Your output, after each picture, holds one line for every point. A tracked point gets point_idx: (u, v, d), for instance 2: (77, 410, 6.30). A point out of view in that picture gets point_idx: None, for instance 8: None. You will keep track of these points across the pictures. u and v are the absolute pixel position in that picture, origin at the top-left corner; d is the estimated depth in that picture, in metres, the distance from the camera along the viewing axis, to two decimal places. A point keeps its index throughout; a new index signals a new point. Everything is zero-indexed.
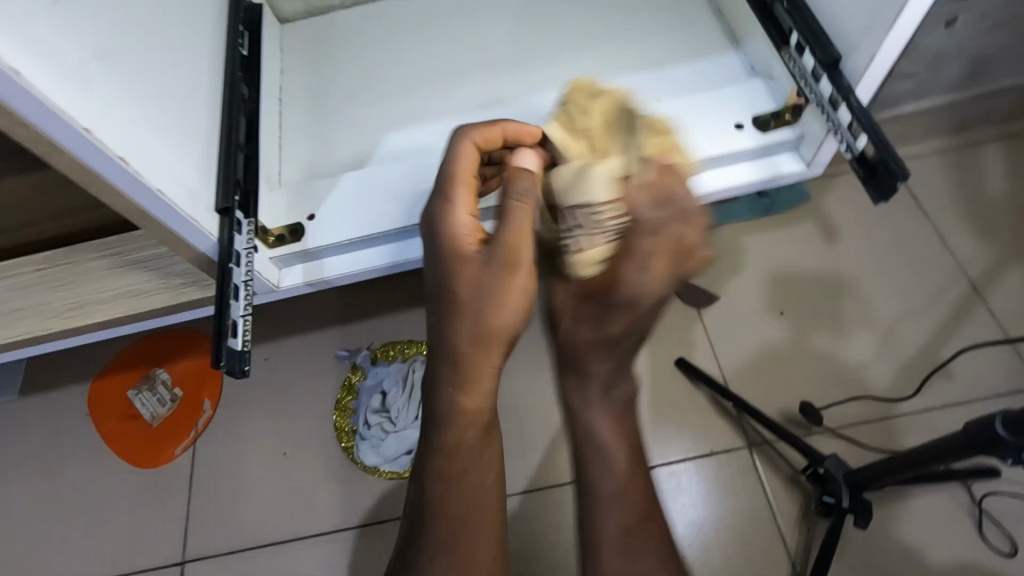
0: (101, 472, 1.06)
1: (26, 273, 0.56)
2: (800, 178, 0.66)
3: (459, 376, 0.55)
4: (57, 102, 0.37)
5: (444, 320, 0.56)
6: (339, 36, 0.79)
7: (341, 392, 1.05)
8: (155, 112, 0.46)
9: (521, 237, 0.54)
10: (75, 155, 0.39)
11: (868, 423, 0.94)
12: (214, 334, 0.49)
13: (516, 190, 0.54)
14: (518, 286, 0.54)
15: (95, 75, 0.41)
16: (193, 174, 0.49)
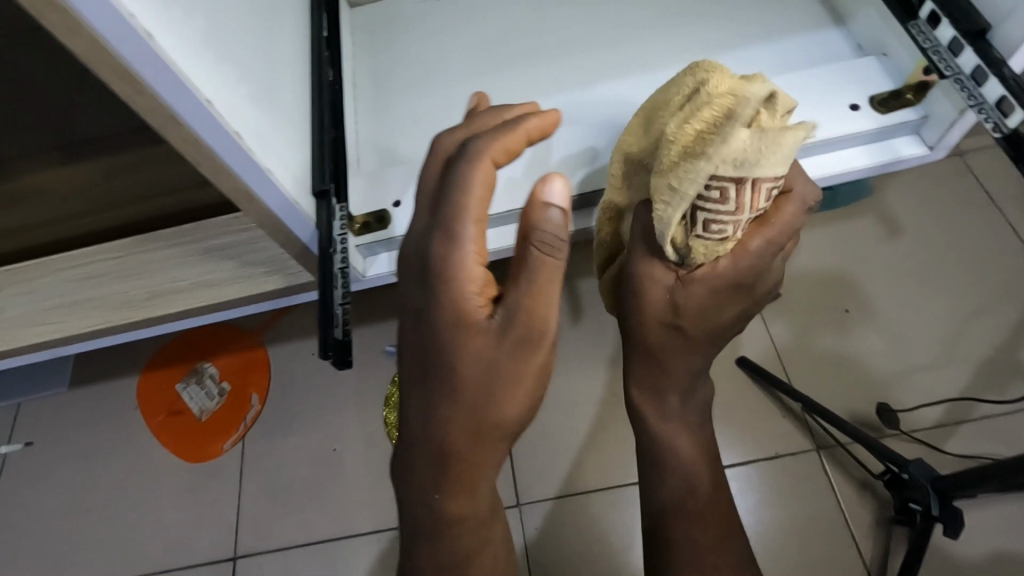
0: (151, 466, 1.05)
1: (105, 262, 0.55)
2: (921, 163, 0.61)
3: (447, 477, 0.47)
4: (183, 72, 0.34)
5: (438, 399, 0.44)
6: (401, 21, 0.77)
7: (390, 388, 1.03)
8: (258, 91, 0.43)
9: (543, 302, 0.43)
10: (200, 139, 0.37)
11: (944, 425, 0.89)
12: (323, 324, 0.47)
13: (541, 236, 0.42)
14: (536, 366, 0.45)
15: (212, 48, 0.38)
16: (292, 158, 0.47)
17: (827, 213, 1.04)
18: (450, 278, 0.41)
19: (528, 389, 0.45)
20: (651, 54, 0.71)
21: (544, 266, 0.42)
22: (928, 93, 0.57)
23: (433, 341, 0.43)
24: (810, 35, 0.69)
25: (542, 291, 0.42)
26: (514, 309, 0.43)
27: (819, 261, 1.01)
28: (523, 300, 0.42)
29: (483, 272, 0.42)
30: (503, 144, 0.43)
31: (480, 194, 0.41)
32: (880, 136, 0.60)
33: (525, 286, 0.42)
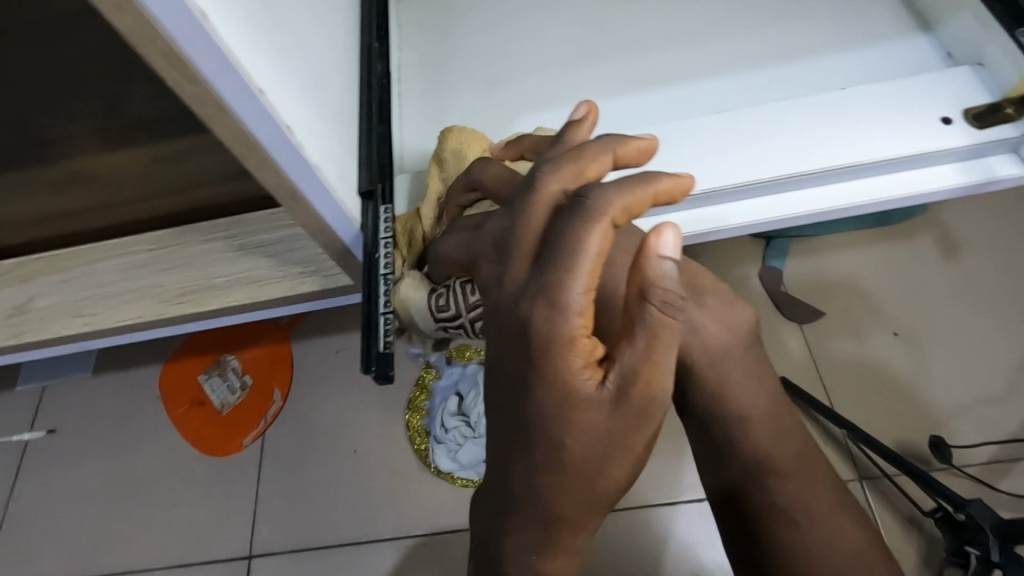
0: (170, 456, 1.04)
1: (139, 254, 0.54)
2: (1017, 185, 0.57)
3: (547, 539, 0.43)
4: (235, 54, 0.32)
5: (542, 466, 0.40)
6: (449, 19, 0.75)
7: (414, 391, 1.01)
8: (310, 83, 0.41)
9: (657, 371, 0.37)
10: (250, 128, 0.35)
11: (999, 462, 0.84)
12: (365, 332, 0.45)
13: (660, 295, 0.35)
14: (645, 440, 0.39)
15: (264, 33, 0.36)
16: (339, 156, 0.45)
17: (879, 230, 0.99)
18: (557, 350, 0.37)
19: (636, 459, 0.40)
20: (709, 62, 0.68)
21: (670, 337, 0.36)
22: None
23: (539, 414, 0.39)
24: (888, 44, 0.65)
25: (659, 358, 0.36)
26: (631, 377, 0.37)
27: (867, 281, 0.97)
28: (638, 366, 0.36)
29: (586, 341, 0.37)
30: (624, 203, 0.36)
31: (592, 259, 0.35)
32: (974, 154, 0.56)
33: (641, 350, 0.36)
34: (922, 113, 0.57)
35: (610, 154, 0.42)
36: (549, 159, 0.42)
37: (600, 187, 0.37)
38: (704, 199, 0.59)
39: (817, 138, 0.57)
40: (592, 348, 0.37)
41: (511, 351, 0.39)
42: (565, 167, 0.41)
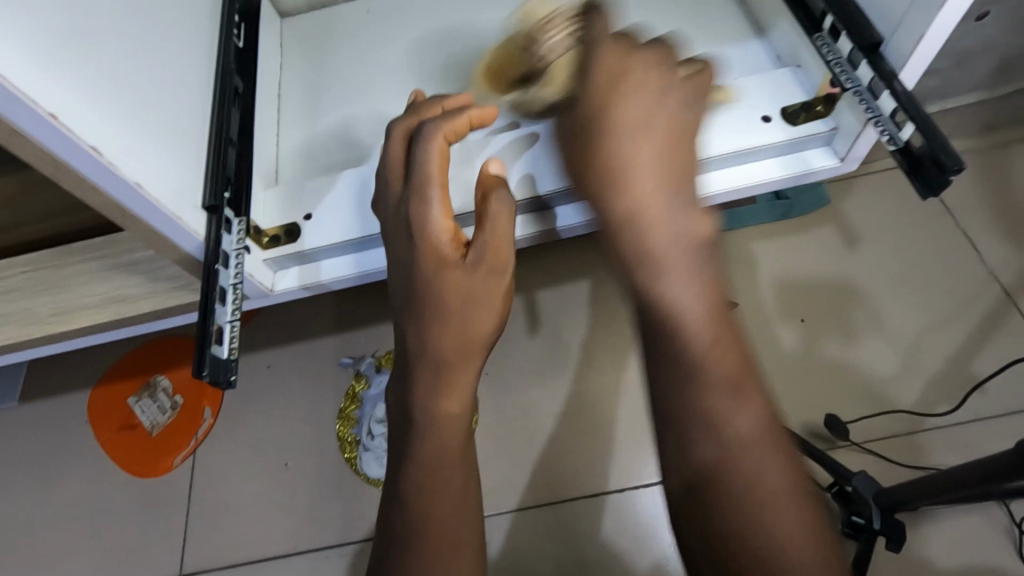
0: (99, 481, 1.03)
1: (12, 277, 0.54)
2: (835, 175, 0.60)
3: (439, 380, 0.53)
4: (12, 78, 0.32)
5: (427, 321, 0.53)
6: (334, 33, 0.76)
7: (344, 402, 1.02)
8: (134, 104, 0.41)
9: (501, 242, 0.55)
10: (42, 147, 0.35)
11: (895, 436, 0.90)
12: (197, 339, 0.43)
13: (500, 195, 0.55)
14: (498, 295, 0.55)
15: (61, 57, 0.36)
16: (181, 173, 0.45)
17: (785, 223, 1.04)
18: (424, 231, 0.52)
19: (494, 310, 0.55)
20: None
21: (502, 212, 0.55)
22: (835, 105, 0.56)
23: (417, 279, 0.53)
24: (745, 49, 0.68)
25: (503, 233, 0.55)
26: (483, 249, 0.54)
27: (774, 272, 1.01)
28: (487, 239, 0.54)
29: (450, 226, 0.53)
30: (452, 126, 0.53)
31: (437, 163, 0.53)
32: (792, 148, 0.58)
33: (489, 232, 0.54)
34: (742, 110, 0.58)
35: (437, 106, 0.56)
36: (405, 116, 0.58)
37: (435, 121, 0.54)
38: (549, 200, 0.62)
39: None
40: (454, 235, 0.54)
41: (399, 242, 0.54)
42: (413, 115, 0.56)
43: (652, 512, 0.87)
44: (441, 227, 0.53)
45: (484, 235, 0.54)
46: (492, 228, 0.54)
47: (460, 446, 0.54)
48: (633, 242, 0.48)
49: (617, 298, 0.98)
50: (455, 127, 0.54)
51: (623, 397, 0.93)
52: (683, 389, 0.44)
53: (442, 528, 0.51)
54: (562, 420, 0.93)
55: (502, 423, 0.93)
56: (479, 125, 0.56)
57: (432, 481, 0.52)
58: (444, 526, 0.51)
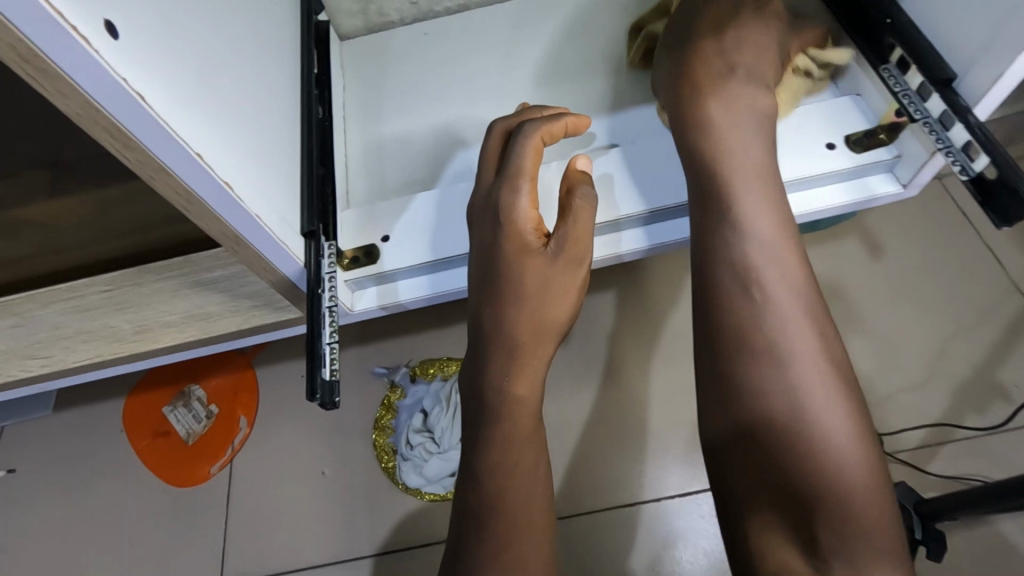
0: (136, 490, 1.04)
1: (92, 296, 0.56)
2: (895, 200, 0.61)
3: (511, 361, 0.56)
4: (170, 123, 0.34)
5: (506, 301, 0.56)
6: (387, 53, 0.78)
7: (379, 410, 1.03)
8: (249, 139, 0.43)
9: (582, 235, 0.56)
10: (181, 180, 0.36)
11: (926, 446, 0.91)
12: (308, 361, 0.46)
13: (584, 191, 0.57)
14: (574, 283, 0.57)
15: (201, 99, 0.38)
16: (283, 202, 0.47)
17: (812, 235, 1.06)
18: (513, 220, 0.56)
19: (568, 297, 0.58)
20: (638, 85, 0.72)
21: (585, 205, 0.56)
22: (900, 133, 0.57)
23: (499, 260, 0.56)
24: None
25: (585, 226, 0.56)
26: (564, 240, 0.56)
27: None
28: (568, 231, 0.56)
29: (534, 215, 0.57)
30: (549, 123, 0.58)
31: (531, 161, 0.57)
32: (856, 174, 0.60)
33: (570, 225, 0.56)
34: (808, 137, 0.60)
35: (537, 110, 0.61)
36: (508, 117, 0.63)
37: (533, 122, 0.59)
38: (620, 223, 0.62)
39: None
40: (539, 223, 0.58)
41: (484, 226, 0.57)
42: (514, 118, 0.61)
43: (681, 517, 0.88)
44: (526, 214, 0.57)
45: (566, 226, 0.56)
46: (574, 219, 0.56)
47: (530, 428, 0.56)
48: (722, 199, 0.55)
49: (650, 308, 1.00)
50: (554, 127, 0.58)
51: (658, 407, 0.94)
52: (757, 325, 0.52)
53: (520, 503, 0.53)
54: (598, 429, 0.94)
55: None
56: (573, 131, 0.59)
57: (504, 463, 0.54)
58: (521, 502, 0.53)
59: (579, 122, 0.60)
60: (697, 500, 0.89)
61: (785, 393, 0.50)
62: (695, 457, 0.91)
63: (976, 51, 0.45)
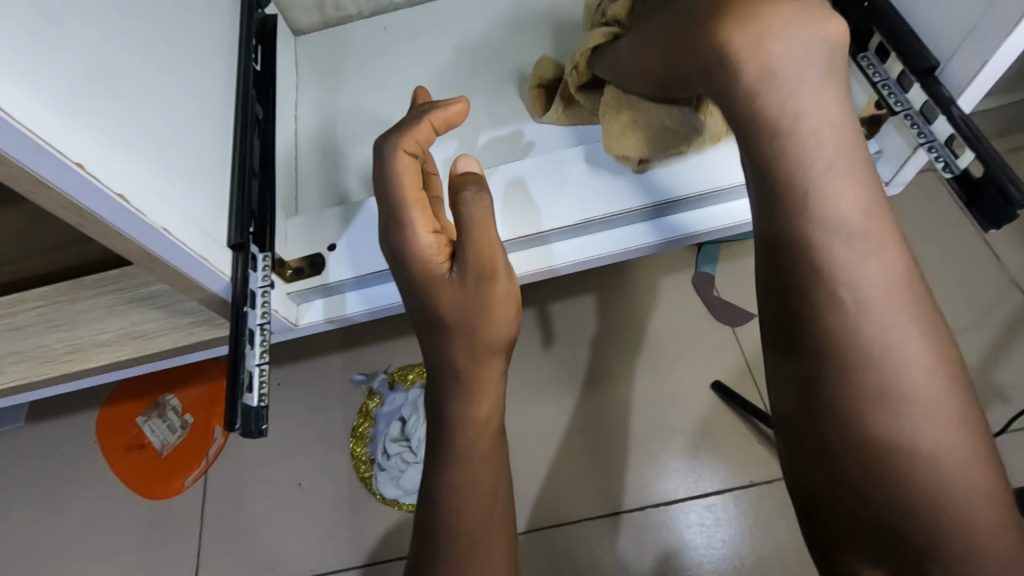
0: (108, 503, 1.01)
1: (22, 313, 0.52)
2: None
3: (460, 384, 0.53)
4: (47, 135, 0.31)
5: (437, 324, 0.53)
6: (349, 50, 0.75)
7: (357, 419, 1.00)
8: (163, 145, 0.40)
9: (487, 243, 0.51)
10: (72, 197, 0.33)
11: None
12: (229, 385, 0.44)
13: (467, 198, 0.51)
14: (500, 293, 0.53)
15: (94, 105, 0.35)
16: (208, 211, 0.44)
17: None
18: (408, 251, 0.52)
19: (501, 309, 0.53)
20: None
21: (475, 208, 0.51)
22: (880, 128, 0.53)
23: (413, 291, 0.53)
24: None
25: (483, 237, 0.51)
26: (465, 257, 0.51)
27: None
28: (466, 245, 0.51)
29: (432, 239, 0.52)
30: (409, 136, 0.53)
31: (408, 181, 0.52)
32: None
33: (466, 239, 0.51)
34: None
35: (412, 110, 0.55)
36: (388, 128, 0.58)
37: (393, 133, 0.54)
38: (543, 237, 0.62)
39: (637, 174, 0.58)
40: (440, 244, 0.53)
41: (391, 259, 0.54)
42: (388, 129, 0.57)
43: (665, 528, 0.85)
44: (422, 240, 0.52)
45: (463, 240, 0.51)
46: (467, 231, 0.51)
47: (487, 452, 0.53)
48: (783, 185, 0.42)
49: (635, 310, 0.97)
50: (422, 132, 0.54)
51: (642, 413, 0.91)
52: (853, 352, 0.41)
53: (476, 535, 0.51)
54: (581, 436, 0.91)
55: (520, 440, 0.91)
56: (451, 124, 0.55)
57: (461, 483, 0.52)
58: (473, 521, 0.52)
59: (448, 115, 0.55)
60: (683, 509, 0.86)
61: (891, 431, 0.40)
62: (680, 464, 0.88)
63: (958, 38, 0.42)
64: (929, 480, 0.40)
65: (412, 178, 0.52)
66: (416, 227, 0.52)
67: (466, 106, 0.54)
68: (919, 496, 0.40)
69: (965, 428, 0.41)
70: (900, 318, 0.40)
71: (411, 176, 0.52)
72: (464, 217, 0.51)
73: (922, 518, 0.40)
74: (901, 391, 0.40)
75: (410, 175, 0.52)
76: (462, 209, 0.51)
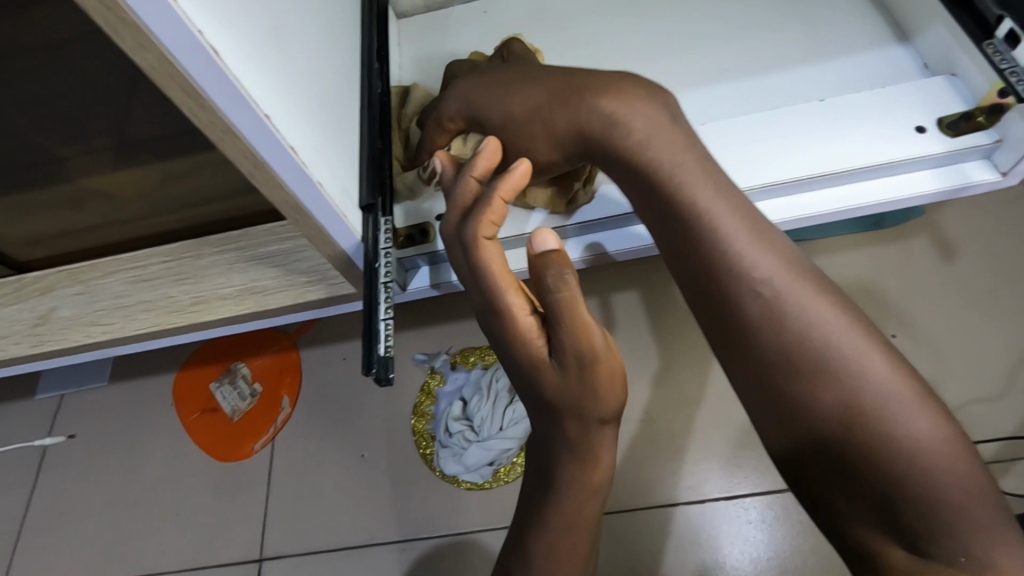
0: (184, 461, 1.07)
1: (155, 266, 0.59)
2: (992, 190, 0.58)
3: (577, 457, 0.55)
4: (242, 85, 0.34)
5: (537, 399, 0.54)
6: (442, 33, 0.77)
7: (420, 397, 1.03)
8: (314, 107, 0.44)
9: (583, 326, 0.50)
10: (251, 144, 0.37)
11: (998, 461, 0.85)
12: (364, 339, 0.47)
13: (556, 286, 0.48)
14: (605, 378, 0.51)
15: (272, 62, 0.38)
16: (341, 173, 0.47)
17: (877, 232, 1.00)
18: (510, 327, 0.51)
19: (608, 392, 0.52)
20: (703, 70, 0.69)
21: (568, 296, 0.49)
22: (1002, 116, 0.55)
23: (515, 367, 0.53)
24: (888, 50, 0.67)
25: (581, 321, 0.49)
26: (563, 344, 0.50)
27: (866, 282, 0.97)
28: (564, 333, 0.49)
29: (530, 320, 0.51)
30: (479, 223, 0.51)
31: (497, 266, 0.52)
32: (949, 160, 0.57)
33: (563, 326, 0.49)
34: (898, 121, 0.58)
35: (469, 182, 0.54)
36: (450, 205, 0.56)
37: (467, 223, 0.53)
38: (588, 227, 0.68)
39: (778, 142, 0.59)
40: (537, 326, 0.52)
41: (490, 330, 0.54)
42: (453, 214, 0.55)
43: (725, 523, 0.84)
44: (517, 320, 0.51)
45: (559, 328, 0.49)
46: (563, 321, 0.49)
47: (590, 502, 0.57)
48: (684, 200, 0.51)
49: None
50: (494, 209, 0.52)
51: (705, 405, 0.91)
52: (774, 335, 0.48)
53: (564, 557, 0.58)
54: (643, 425, 0.91)
55: None
56: (512, 188, 0.53)
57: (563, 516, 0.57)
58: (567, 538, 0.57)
59: (510, 184, 0.52)
60: (743, 505, 0.85)
61: (874, 436, 0.45)
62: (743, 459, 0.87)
63: None
64: (907, 476, 0.44)
65: (497, 263, 0.51)
66: (516, 307, 0.51)
67: (530, 168, 0.52)
68: (927, 506, 0.43)
69: (939, 424, 0.45)
70: (847, 336, 0.47)
71: (498, 263, 0.52)
72: (554, 306, 0.49)
73: (934, 532, 0.43)
74: (866, 393, 0.45)
75: (494, 261, 0.51)
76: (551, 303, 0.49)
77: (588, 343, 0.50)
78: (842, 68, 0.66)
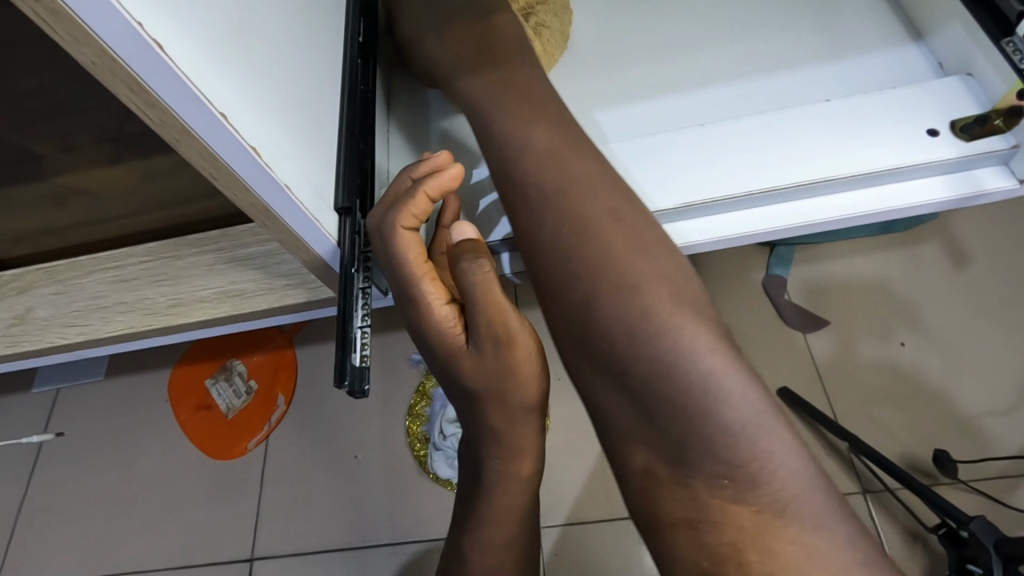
0: (176, 459, 1.06)
1: (130, 267, 0.58)
2: (1008, 198, 0.56)
3: (503, 448, 0.53)
4: (198, 84, 0.32)
5: (459, 388, 0.52)
6: None
7: (414, 398, 1.01)
8: (284, 104, 0.42)
9: (499, 308, 0.48)
10: (210, 146, 0.35)
11: (1007, 477, 0.82)
12: (338, 347, 0.47)
13: (471, 271, 0.47)
14: (523, 359, 0.50)
15: (236, 60, 0.36)
16: (316, 174, 0.46)
17: (887, 237, 0.96)
18: (427, 318, 0.50)
19: (525, 376, 0.50)
20: (705, 69, 0.67)
21: (482, 278, 0.47)
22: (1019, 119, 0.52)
23: (433, 358, 0.52)
24: (899, 51, 0.64)
25: (496, 307, 0.48)
26: (478, 329, 0.48)
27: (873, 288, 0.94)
28: (477, 314, 0.48)
29: (446, 308, 0.50)
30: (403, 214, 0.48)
31: (416, 256, 0.49)
32: (963, 167, 0.55)
33: (478, 309, 0.48)
34: (909, 125, 0.56)
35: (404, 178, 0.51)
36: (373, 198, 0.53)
37: (386, 213, 0.49)
38: None
39: (784, 147, 0.56)
40: (455, 313, 0.50)
41: (409, 325, 0.52)
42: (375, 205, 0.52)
43: None
44: (434, 312, 0.49)
45: (477, 314, 0.48)
46: (479, 307, 0.48)
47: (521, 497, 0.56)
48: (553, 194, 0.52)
49: None
50: (421, 202, 0.49)
51: None
52: (607, 298, 0.46)
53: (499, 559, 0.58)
54: None
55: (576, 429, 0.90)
56: (443, 182, 0.50)
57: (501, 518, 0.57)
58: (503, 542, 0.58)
59: (440, 180, 0.50)
60: None
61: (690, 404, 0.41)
62: None
63: None
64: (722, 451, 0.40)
65: (421, 254, 0.49)
66: (433, 301, 0.49)
67: (462, 169, 0.50)
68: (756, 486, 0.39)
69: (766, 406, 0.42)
70: (671, 305, 0.45)
71: (416, 254, 0.48)
72: (472, 294, 0.47)
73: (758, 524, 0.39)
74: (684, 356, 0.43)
75: (417, 254, 0.48)
76: (467, 290, 0.47)
77: (501, 326, 0.48)
78: (851, 68, 0.64)
